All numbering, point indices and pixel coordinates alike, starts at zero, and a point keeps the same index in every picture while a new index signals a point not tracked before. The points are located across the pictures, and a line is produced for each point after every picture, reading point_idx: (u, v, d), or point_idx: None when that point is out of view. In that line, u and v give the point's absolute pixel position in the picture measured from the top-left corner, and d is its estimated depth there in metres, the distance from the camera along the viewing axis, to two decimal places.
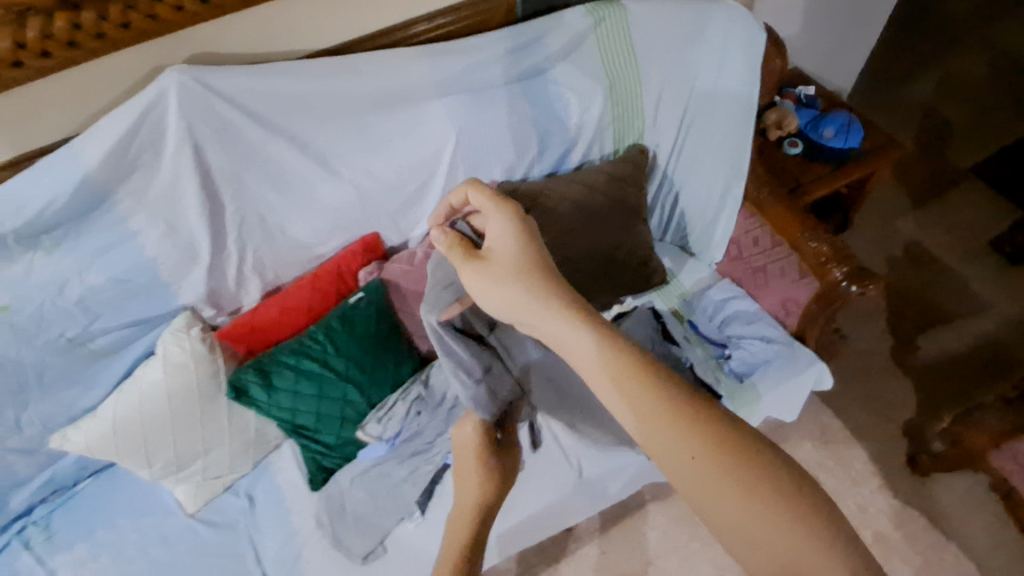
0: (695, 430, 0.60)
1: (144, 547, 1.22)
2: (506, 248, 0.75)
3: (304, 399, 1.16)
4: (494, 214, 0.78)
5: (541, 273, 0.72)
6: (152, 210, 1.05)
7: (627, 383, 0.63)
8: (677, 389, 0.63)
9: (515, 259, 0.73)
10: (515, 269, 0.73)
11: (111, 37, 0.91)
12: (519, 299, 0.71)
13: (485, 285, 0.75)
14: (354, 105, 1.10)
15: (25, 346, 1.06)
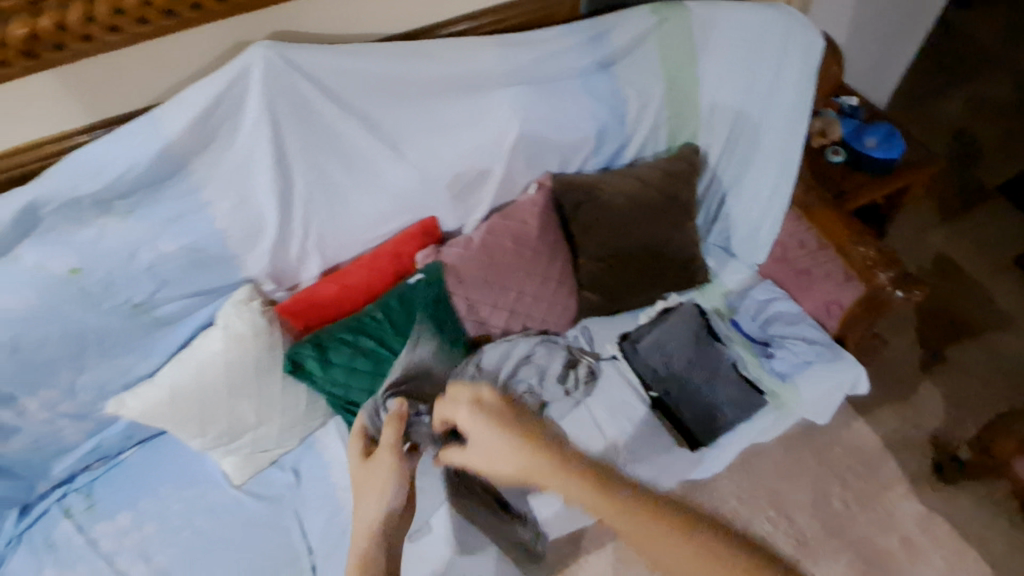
0: (664, 531, 0.67)
1: (189, 517, 1.23)
2: (479, 432, 0.82)
3: (359, 375, 1.18)
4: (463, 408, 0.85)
5: (515, 433, 0.79)
6: (224, 183, 1.06)
7: (591, 499, 0.72)
8: (631, 494, 0.71)
9: (494, 442, 0.80)
10: (496, 449, 0.80)
11: (209, 10, 0.93)
12: (497, 449, 0.79)
13: (484, 466, 0.82)
14: (426, 89, 1.12)
15: (91, 310, 1.07)
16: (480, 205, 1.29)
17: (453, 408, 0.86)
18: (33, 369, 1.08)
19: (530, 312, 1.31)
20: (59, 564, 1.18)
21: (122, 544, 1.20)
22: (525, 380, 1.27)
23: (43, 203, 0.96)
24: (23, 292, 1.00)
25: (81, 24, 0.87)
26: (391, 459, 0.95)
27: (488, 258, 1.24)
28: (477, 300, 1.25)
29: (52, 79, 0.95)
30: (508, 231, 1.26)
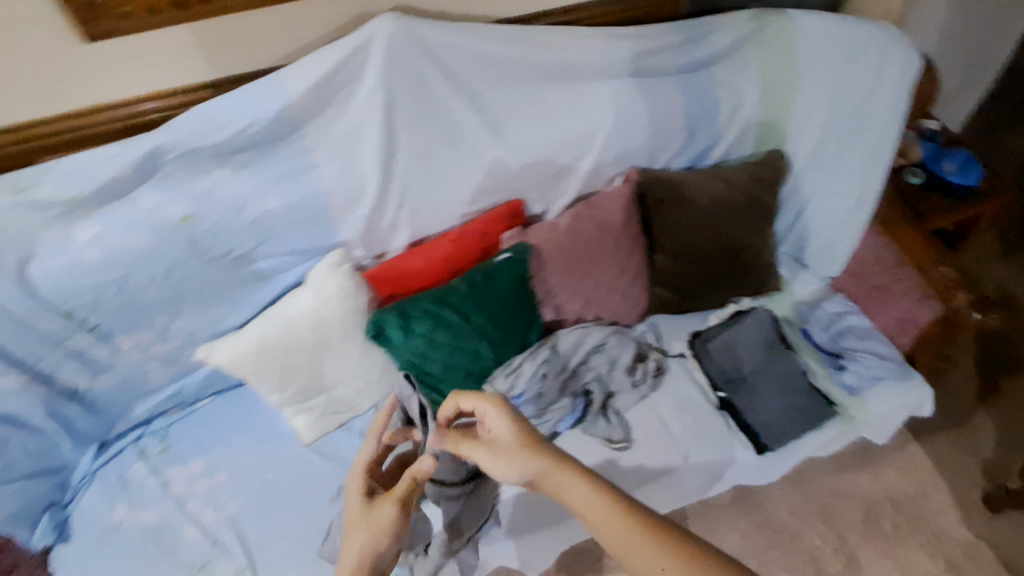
0: (661, 549, 0.70)
1: (260, 470, 1.26)
2: (504, 438, 0.86)
3: (438, 347, 1.20)
4: (488, 411, 0.89)
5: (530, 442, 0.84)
6: (333, 146, 1.09)
7: (602, 512, 0.76)
8: (642, 516, 0.75)
9: (515, 449, 0.84)
10: (516, 450, 0.84)
11: None
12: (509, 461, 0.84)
13: (497, 470, 0.85)
14: (533, 74, 1.14)
15: (197, 258, 1.11)
16: (566, 192, 1.31)
17: (479, 410, 0.89)
18: (133, 310, 1.12)
19: (604, 302, 1.33)
20: (132, 502, 1.22)
21: (193, 489, 1.24)
22: (593, 368, 1.30)
23: (167, 149, 1.00)
24: (136, 233, 1.05)
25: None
26: (397, 512, 0.90)
27: (573, 245, 1.26)
28: (557, 285, 1.28)
29: (190, 33, 0.98)
30: (594, 219, 1.27)
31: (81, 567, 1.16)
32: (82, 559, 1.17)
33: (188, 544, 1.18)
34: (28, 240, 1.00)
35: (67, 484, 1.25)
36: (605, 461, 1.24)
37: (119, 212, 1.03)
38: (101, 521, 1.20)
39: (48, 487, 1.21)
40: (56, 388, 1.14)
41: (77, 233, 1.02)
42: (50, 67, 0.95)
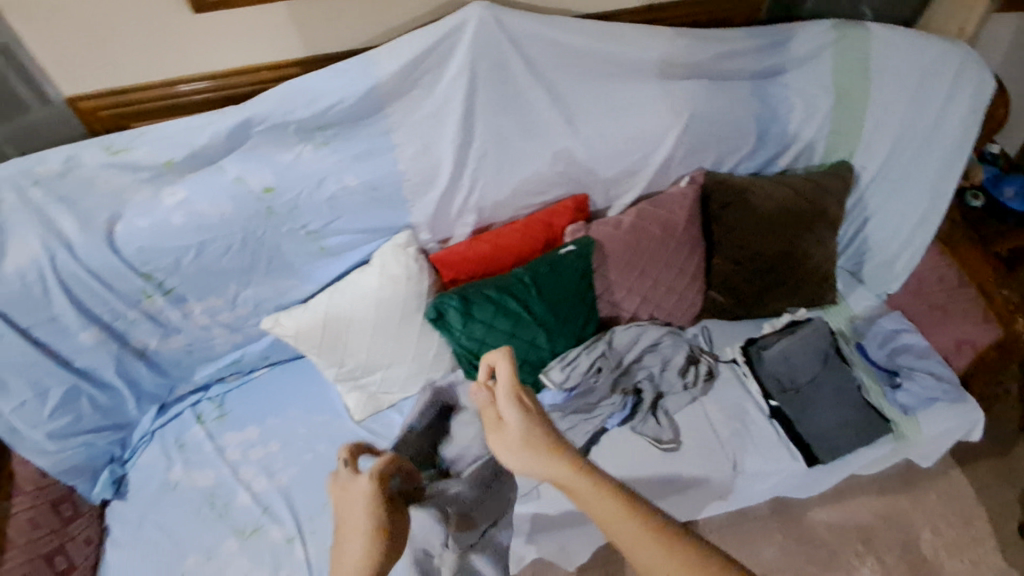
0: (667, 550, 0.66)
1: (311, 442, 1.29)
2: (512, 414, 0.84)
3: (496, 334, 1.20)
4: (502, 386, 0.87)
5: (535, 425, 0.82)
6: (413, 129, 1.11)
7: (605, 504, 0.72)
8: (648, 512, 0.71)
9: (519, 430, 0.82)
10: (521, 429, 0.82)
11: None
12: (513, 442, 0.81)
13: (500, 449, 0.82)
14: (613, 69, 1.15)
15: (273, 229, 1.14)
16: (631, 190, 1.32)
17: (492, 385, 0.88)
18: (208, 276, 1.16)
19: (660, 301, 1.33)
20: (189, 464, 1.25)
21: (247, 455, 1.27)
22: (645, 366, 1.31)
23: (257, 121, 1.03)
24: (220, 201, 1.08)
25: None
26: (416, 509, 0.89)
27: (636, 242, 1.27)
28: (616, 281, 1.29)
29: (285, 12, 1.02)
30: (658, 218, 1.28)
31: (138, 522, 1.19)
32: (140, 514, 1.20)
33: (241, 509, 1.20)
34: (120, 201, 1.04)
35: (127, 442, 1.28)
36: (651, 459, 1.25)
37: (205, 179, 1.06)
38: (158, 480, 1.24)
39: (111, 442, 1.24)
40: (128, 346, 1.18)
41: (164, 197, 1.06)
42: (154, 37, 1.00)
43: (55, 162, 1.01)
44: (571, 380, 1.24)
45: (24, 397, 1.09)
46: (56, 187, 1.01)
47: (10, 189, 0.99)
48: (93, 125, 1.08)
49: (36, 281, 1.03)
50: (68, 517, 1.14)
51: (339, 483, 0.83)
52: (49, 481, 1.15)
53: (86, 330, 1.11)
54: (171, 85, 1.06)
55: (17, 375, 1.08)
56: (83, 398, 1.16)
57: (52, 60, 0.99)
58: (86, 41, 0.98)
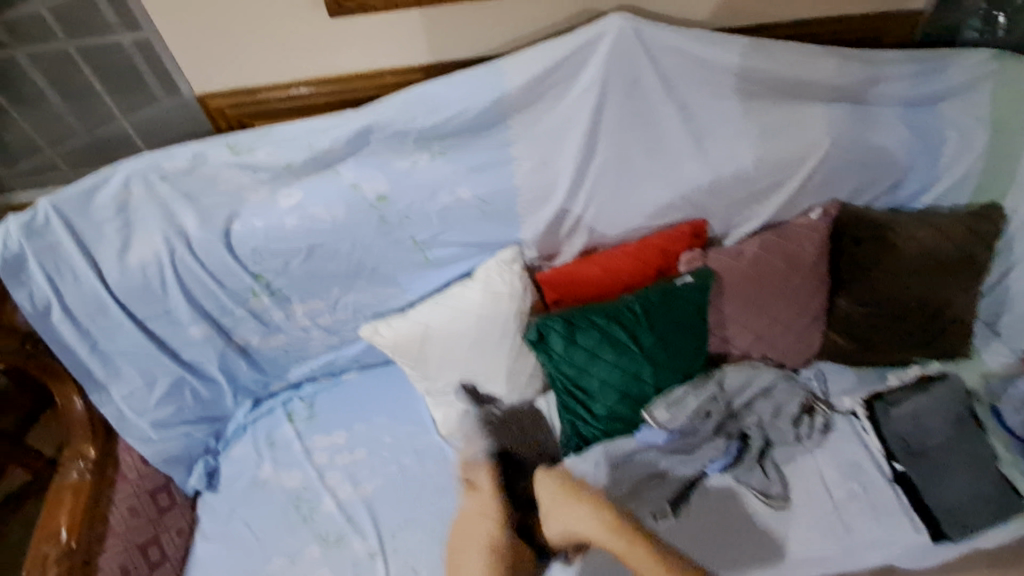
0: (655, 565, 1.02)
1: (396, 454, 1.27)
2: (551, 498, 1.13)
3: (598, 363, 1.13)
4: (557, 497, 1.13)
5: (568, 492, 1.13)
6: (533, 143, 1.06)
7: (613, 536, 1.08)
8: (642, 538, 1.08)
9: (556, 506, 1.12)
10: (557, 502, 1.13)
11: None
12: (553, 508, 1.12)
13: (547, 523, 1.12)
14: (752, 88, 1.06)
15: (382, 238, 1.12)
16: (753, 218, 1.22)
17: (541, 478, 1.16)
18: (314, 280, 1.15)
19: (776, 341, 1.22)
20: (278, 462, 1.25)
21: (335, 459, 1.26)
22: (756, 413, 1.20)
23: (377, 127, 1.01)
24: (335, 205, 1.07)
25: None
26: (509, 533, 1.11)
27: (756, 277, 1.17)
28: (730, 317, 1.19)
29: (416, 17, 0.99)
30: (784, 252, 1.18)
31: (227, 516, 1.20)
32: (228, 508, 1.20)
33: (325, 515, 1.19)
34: (238, 199, 1.05)
35: (221, 434, 1.29)
36: (757, 513, 1.15)
37: (323, 183, 1.05)
38: (247, 476, 1.24)
39: (206, 434, 1.25)
40: (232, 342, 1.19)
41: (280, 199, 1.06)
42: (287, 40, 1.00)
43: (183, 159, 1.01)
44: (680, 422, 1.15)
45: (135, 385, 1.12)
46: (182, 183, 1.02)
47: (140, 182, 1.00)
48: (218, 122, 1.10)
49: (155, 275, 1.05)
50: (164, 507, 1.17)
51: (474, 491, 1.17)
52: (150, 468, 1.19)
53: (196, 325, 1.12)
54: (291, 88, 1.05)
55: (130, 363, 1.10)
56: (186, 390, 1.18)
57: (189, 58, 1.01)
58: (223, 42, 1.00)
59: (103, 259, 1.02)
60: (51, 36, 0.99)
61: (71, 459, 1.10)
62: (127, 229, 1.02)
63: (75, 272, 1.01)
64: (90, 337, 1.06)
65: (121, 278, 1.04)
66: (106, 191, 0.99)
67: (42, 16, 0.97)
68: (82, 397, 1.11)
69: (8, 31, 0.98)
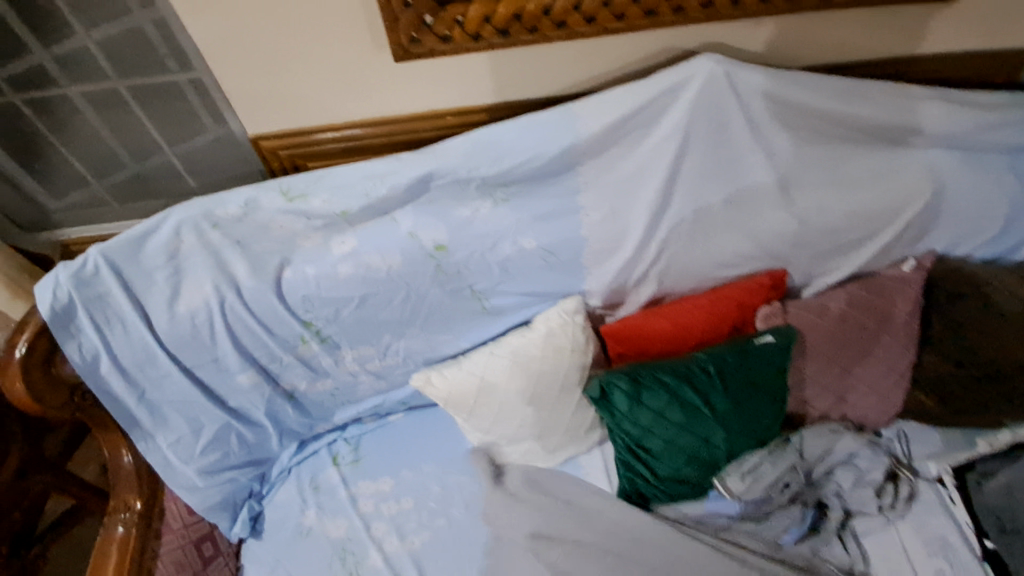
0: None
1: (445, 506, 1.21)
2: None
3: (665, 424, 1.04)
4: None
5: None
6: (604, 191, 0.97)
7: None
8: None
9: None
10: None
11: (689, 15, 0.82)
12: None
13: None
14: (848, 134, 0.96)
15: (438, 287, 1.05)
16: (838, 269, 1.12)
17: None
18: (366, 327, 1.10)
19: (858, 403, 1.12)
20: (323, 509, 1.21)
21: (381, 508, 1.21)
22: (835, 483, 1.11)
23: (439, 174, 0.94)
24: (391, 253, 1.01)
25: (540, 13, 0.79)
26: None
27: (842, 336, 1.07)
28: (812, 377, 1.09)
29: (484, 58, 0.91)
30: (873, 309, 1.08)
31: (271, 566, 1.16)
32: (273, 558, 1.17)
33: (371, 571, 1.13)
34: (290, 246, 1.00)
35: (265, 477, 1.26)
36: None
37: (379, 230, 0.99)
38: (292, 523, 1.20)
39: (252, 478, 1.21)
40: (280, 388, 1.15)
41: (334, 246, 1.00)
42: (345, 80, 0.93)
43: (235, 206, 0.96)
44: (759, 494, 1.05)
45: (181, 433, 1.09)
46: (233, 231, 0.97)
47: (191, 229, 0.96)
48: (270, 163, 1.04)
49: (204, 323, 1.01)
50: (208, 557, 1.14)
51: None
52: (195, 517, 1.16)
53: (244, 372, 1.08)
54: (347, 129, 0.99)
55: (176, 411, 1.07)
56: (232, 436, 1.14)
57: (242, 100, 0.95)
58: (278, 83, 0.93)
59: (151, 307, 0.98)
60: (102, 75, 0.99)
61: (116, 511, 1.06)
62: (176, 277, 0.97)
63: (124, 323, 0.97)
64: (138, 386, 1.02)
65: (170, 328, 0.99)
66: (156, 239, 0.95)
67: (89, 50, 0.96)
68: (130, 450, 1.08)
69: (58, 65, 0.97)
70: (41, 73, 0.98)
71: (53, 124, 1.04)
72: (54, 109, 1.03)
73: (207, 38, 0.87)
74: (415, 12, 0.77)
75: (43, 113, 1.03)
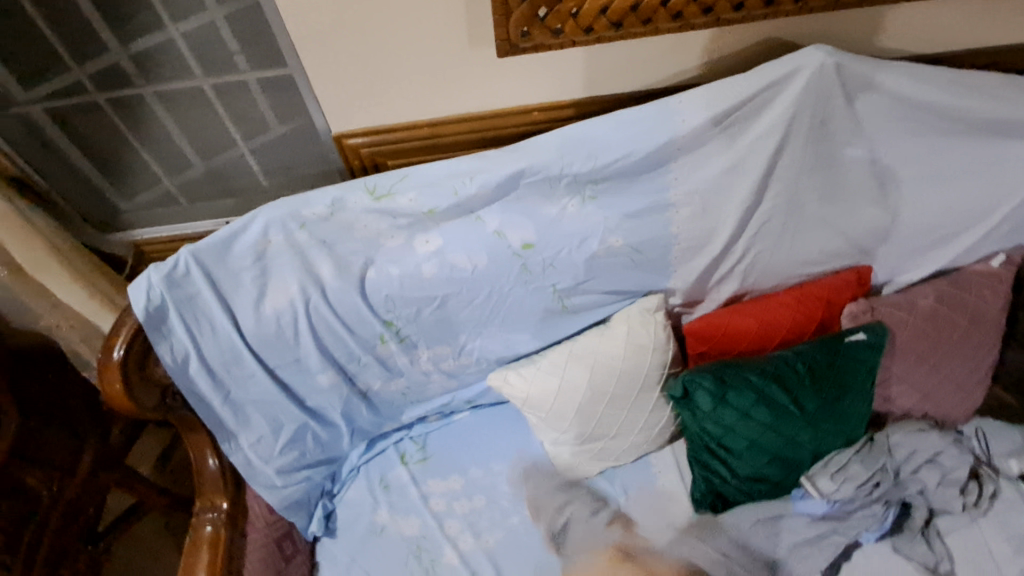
0: None
1: (516, 504, 1.20)
2: None
3: (749, 424, 1.02)
4: None
5: None
6: (697, 188, 0.95)
7: None
8: None
9: None
10: None
11: (809, 4, 0.80)
12: None
13: None
14: (952, 126, 0.94)
15: (522, 286, 1.04)
16: (925, 265, 1.11)
17: None
18: (445, 327, 1.09)
19: (945, 401, 1.10)
20: (395, 508, 1.21)
21: (452, 507, 1.20)
22: (920, 481, 1.08)
23: (530, 172, 0.92)
24: (477, 254, 1.00)
25: (658, 5, 0.78)
26: None
27: (932, 332, 1.05)
28: (897, 374, 1.08)
29: (578, 53, 0.90)
30: (965, 306, 1.06)
31: (347, 565, 1.16)
32: (349, 557, 1.17)
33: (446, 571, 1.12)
34: (374, 246, 0.98)
35: (336, 475, 1.26)
36: None
37: (465, 229, 0.98)
38: (365, 521, 1.20)
39: (324, 477, 1.21)
40: (356, 388, 1.15)
41: (418, 245, 0.99)
42: (434, 77, 0.91)
43: (321, 206, 0.94)
44: (848, 494, 1.05)
45: (262, 433, 1.09)
46: (320, 230, 0.96)
47: (279, 230, 0.94)
48: (351, 161, 1.02)
49: (289, 324, 1.00)
50: (289, 555, 1.14)
51: None
52: (276, 517, 1.16)
53: (325, 372, 1.08)
54: (432, 125, 0.97)
55: (258, 411, 1.07)
56: (308, 436, 1.14)
57: (331, 99, 0.93)
58: (368, 81, 0.91)
59: (239, 308, 0.97)
60: (185, 75, 0.98)
61: (203, 510, 1.07)
62: (263, 279, 0.96)
63: (211, 323, 0.96)
64: (223, 388, 1.02)
65: (257, 328, 0.99)
66: (245, 239, 0.94)
67: (171, 48, 0.95)
68: (215, 452, 1.08)
69: (135, 64, 0.96)
70: (118, 72, 0.97)
71: (132, 123, 1.04)
72: (134, 109, 1.02)
73: (305, 35, 0.84)
74: (530, 7, 0.76)
75: (122, 112, 1.02)
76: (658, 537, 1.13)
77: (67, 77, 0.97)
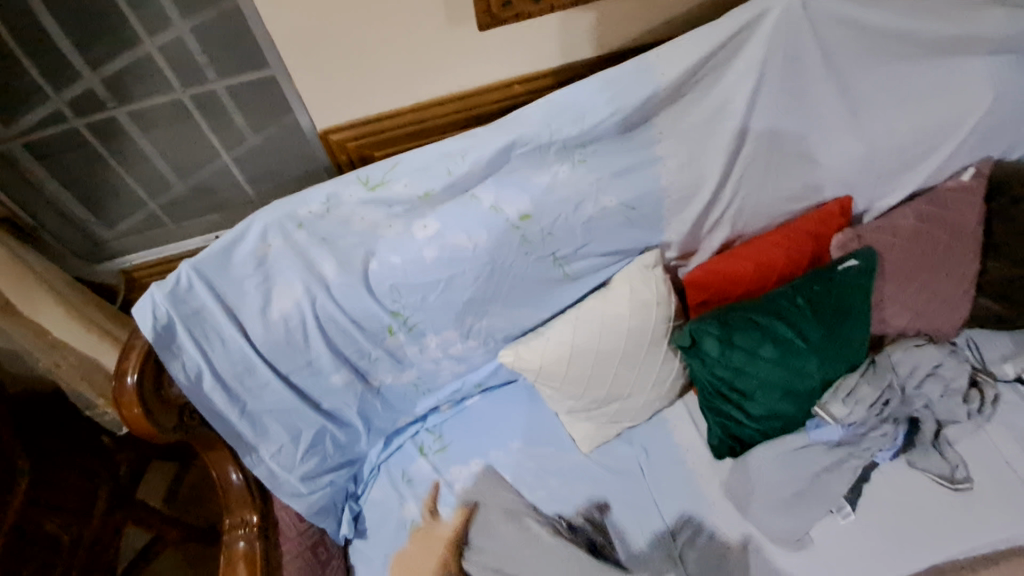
0: None
1: (541, 477, 1.21)
2: None
3: (760, 363, 1.05)
4: None
5: None
6: (682, 137, 0.99)
7: None
8: None
9: None
10: None
11: None
12: None
13: None
14: (910, 51, 0.99)
15: (523, 258, 1.05)
16: (901, 188, 1.16)
17: None
18: (450, 310, 1.09)
19: (935, 316, 1.15)
20: (421, 501, 1.20)
21: (478, 489, 1.20)
22: (924, 395, 1.12)
23: (520, 143, 0.94)
24: (476, 232, 1.00)
25: None
26: None
27: (917, 251, 1.10)
28: (890, 296, 1.12)
29: (553, 19, 0.92)
30: (944, 222, 1.11)
31: (382, 564, 1.15)
32: (382, 554, 1.16)
33: (476, 553, 1.11)
34: (373, 237, 0.98)
35: (358, 477, 1.25)
36: (940, 499, 1.07)
37: (461, 210, 0.98)
38: (394, 518, 1.19)
39: (347, 479, 1.21)
40: (369, 383, 1.15)
41: (416, 231, 0.99)
42: (416, 60, 0.92)
43: (317, 204, 0.95)
44: (860, 417, 1.09)
45: (282, 442, 1.08)
46: (318, 228, 0.96)
47: (277, 232, 0.94)
48: (338, 157, 1.02)
49: (298, 326, 1.00)
50: (324, 561, 1.14)
51: None
52: (306, 524, 1.15)
53: (338, 371, 1.08)
54: (416, 110, 0.98)
55: (276, 420, 1.06)
56: (327, 439, 1.13)
57: (314, 96, 0.93)
58: (351, 73, 0.91)
59: (246, 317, 0.96)
60: (161, 91, 0.96)
61: (235, 526, 1.05)
62: (266, 284, 0.96)
63: (222, 336, 0.95)
64: (239, 400, 1.01)
65: (265, 335, 0.98)
66: (244, 246, 0.93)
67: (143, 67, 0.93)
68: (237, 467, 1.06)
69: (107, 88, 0.95)
70: (92, 97, 0.95)
71: (112, 148, 1.02)
72: (111, 134, 1.00)
73: (285, 34, 0.85)
74: None
75: (102, 136, 1.00)
76: (685, 488, 1.15)
77: (43, 106, 0.95)
